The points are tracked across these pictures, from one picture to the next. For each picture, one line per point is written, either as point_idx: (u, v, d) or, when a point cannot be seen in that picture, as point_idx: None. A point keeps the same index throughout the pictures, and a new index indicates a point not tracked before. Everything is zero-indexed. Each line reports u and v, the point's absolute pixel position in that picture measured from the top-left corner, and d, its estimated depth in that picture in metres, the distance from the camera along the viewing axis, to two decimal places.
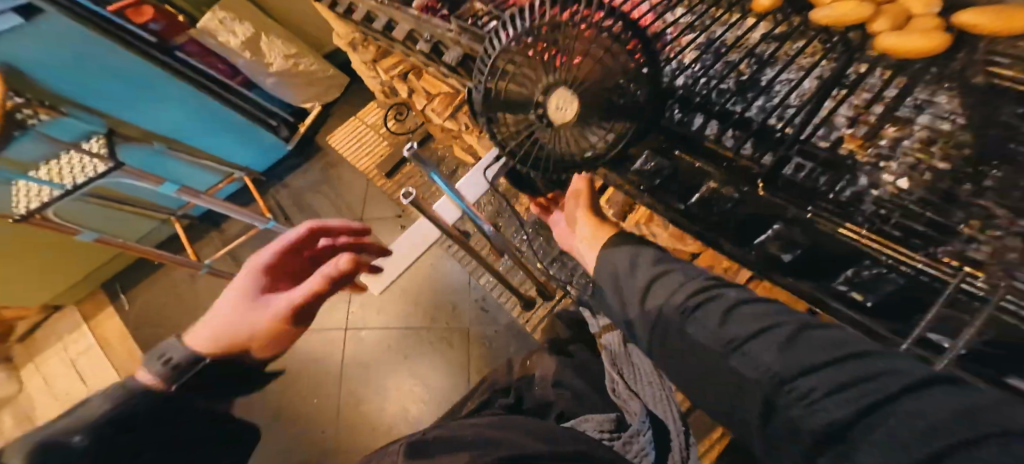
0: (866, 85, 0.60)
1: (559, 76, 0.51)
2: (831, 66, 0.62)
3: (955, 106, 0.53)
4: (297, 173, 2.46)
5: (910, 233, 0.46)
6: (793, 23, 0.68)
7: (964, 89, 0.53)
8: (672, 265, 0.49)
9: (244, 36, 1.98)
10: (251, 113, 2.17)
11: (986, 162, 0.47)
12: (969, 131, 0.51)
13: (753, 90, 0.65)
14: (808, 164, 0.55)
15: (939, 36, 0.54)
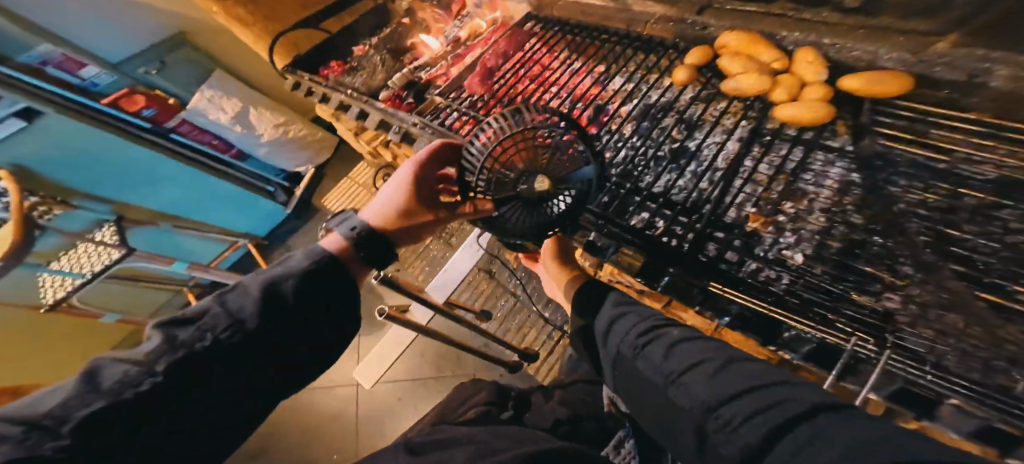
0: (773, 156, 0.87)
1: (534, 168, 0.62)
2: (745, 129, 0.92)
3: (829, 193, 0.78)
4: (298, 235, 2.62)
5: (806, 300, 0.64)
6: (710, 95, 0.99)
7: (844, 170, 0.79)
8: (629, 306, 0.55)
9: (232, 112, 2.09)
10: (249, 184, 2.30)
11: (845, 243, 0.71)
12: (834, 212, 0.75)
13: (685, 156, 0.94)
14: (724, 237, 0.79)
15: (817, 111, 0.81)
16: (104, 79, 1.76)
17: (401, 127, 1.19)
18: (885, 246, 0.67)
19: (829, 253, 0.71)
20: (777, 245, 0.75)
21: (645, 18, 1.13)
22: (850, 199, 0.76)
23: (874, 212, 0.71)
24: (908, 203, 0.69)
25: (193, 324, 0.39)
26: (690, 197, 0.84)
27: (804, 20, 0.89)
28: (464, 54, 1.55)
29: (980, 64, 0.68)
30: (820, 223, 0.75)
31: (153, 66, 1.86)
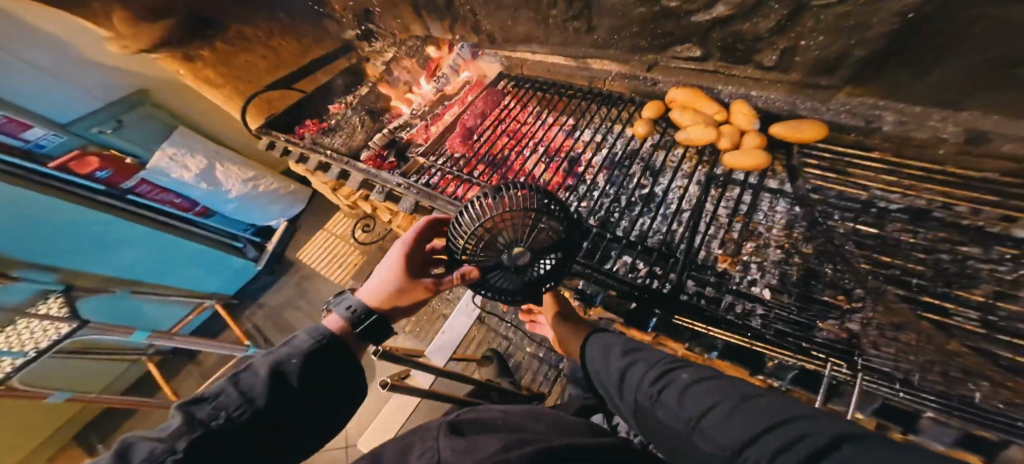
0: (730, 201, 1.02)
1: (514, 236, 0.71)
2: (703, 173, 1.09)
3: (785, 230, 0.93)
4: (271, 291, 2.50)
5: (786, 334, 0.76)
6: (666, 146, 1.18)
7: (792, 209, 0.94)
8: (637, 353, 0.55)
9: (197, 168, 2.04)
10: (217, 240, 2.22)
11: (792, 264, 0.87)
12: (790, 246, 0.89)
13: (655, 199, 1.11)
14: (704, 279, 0.90)
15: (758, 159, 0.97)
16: (51, 140, 1.59)
17: (385, 187, 1.37)
18: (837, 273, 0.82)
19: (791, 282, 0.85)
20: (748, 281, 0.88)
21: (604, 75, 1.33)
22: (799, 232, 0.91)
23: (820, 245, 0.87)
24: (844, 232, 0.86)
25: (210, 402, 0.43)
26: (663, 242, 0.99)
27: (733, 76, 1.06)
28: (442, 113, 1.71)
29: (872, 111, 0.89)
30: (778, 255, 0.90)
31: (108, 125, 1.78)
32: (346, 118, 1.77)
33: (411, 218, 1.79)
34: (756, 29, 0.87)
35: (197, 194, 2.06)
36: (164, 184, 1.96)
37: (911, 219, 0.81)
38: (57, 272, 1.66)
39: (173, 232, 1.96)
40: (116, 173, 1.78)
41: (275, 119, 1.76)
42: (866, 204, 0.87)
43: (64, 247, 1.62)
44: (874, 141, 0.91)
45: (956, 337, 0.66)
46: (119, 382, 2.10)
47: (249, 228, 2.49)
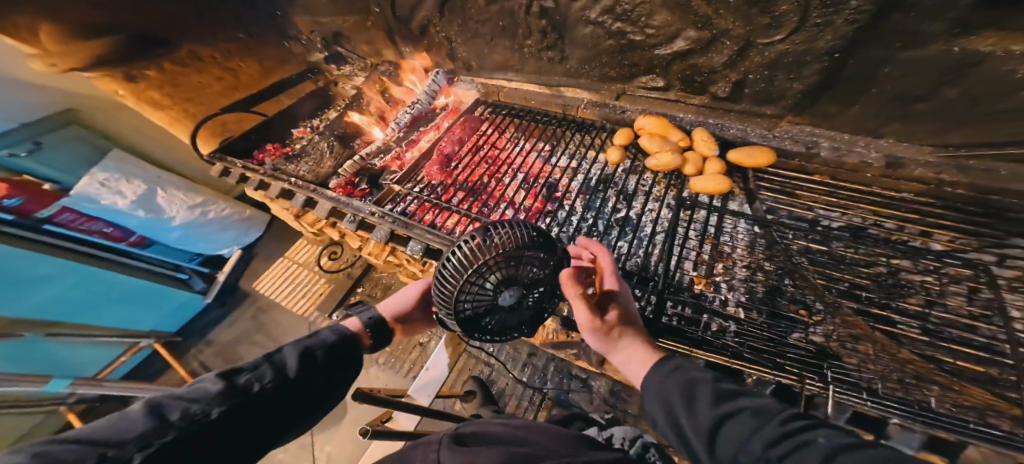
0: (697, 224, 1.07)
1: (505, 277, 0.72)
2: (673, 197, 1.15)
3: (747, 251, 0.98)
4: (221, 327, 2.25)
5: (762, 353, 0.79)
6: (637, 171, 1.26)
7: (753, 228, 1.01)
8: (736, 401, 0.43)
9: (133, 194, 1.83)
10: (153, 273, 1.98)
11: (757, 281, 0.93)
12: (753, 266, 0.95)
13: (629, 223, 1.15)
14: (680, 301, 0.93)
15: (722, 184, 1.05)
16: None
17: (357, 215, 1.34)
18: (795, 287, 0.89)
19: (758, 299, 0.90)
20: (723, 300, 0.92)
21: (576, 103, 1.42)
22: (760, 250, 0.98)
23: (783, 263, 0.93)
24: (799, 249, 0.94)
25: (241, 375, 0.45)
26: (641, 265, 1.02)
27: (692, 105, 1.17)
28: (418, 139, 1.72)
29: (810, 138, 1.01)
30: (744, 273, 0.95)
31: (23, 147, 1.52)
32: (312, 143, 1.71)
33: (384, 245, 1.72)
34: (711, 63, 0.97)
35: (134, 222, 1.85)
36: (91, 212, 1.71)
37: (852, 237, 0.91)
38: None
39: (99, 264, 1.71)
40: (30, 201, 1.51)
41: (230, 144, 1.65)
42: (813, 222, 0.96)
43: None
44: (814, 166, 1.02)
45: (907, 344, 0.73)
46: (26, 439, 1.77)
47: (195, 257, 2.25)
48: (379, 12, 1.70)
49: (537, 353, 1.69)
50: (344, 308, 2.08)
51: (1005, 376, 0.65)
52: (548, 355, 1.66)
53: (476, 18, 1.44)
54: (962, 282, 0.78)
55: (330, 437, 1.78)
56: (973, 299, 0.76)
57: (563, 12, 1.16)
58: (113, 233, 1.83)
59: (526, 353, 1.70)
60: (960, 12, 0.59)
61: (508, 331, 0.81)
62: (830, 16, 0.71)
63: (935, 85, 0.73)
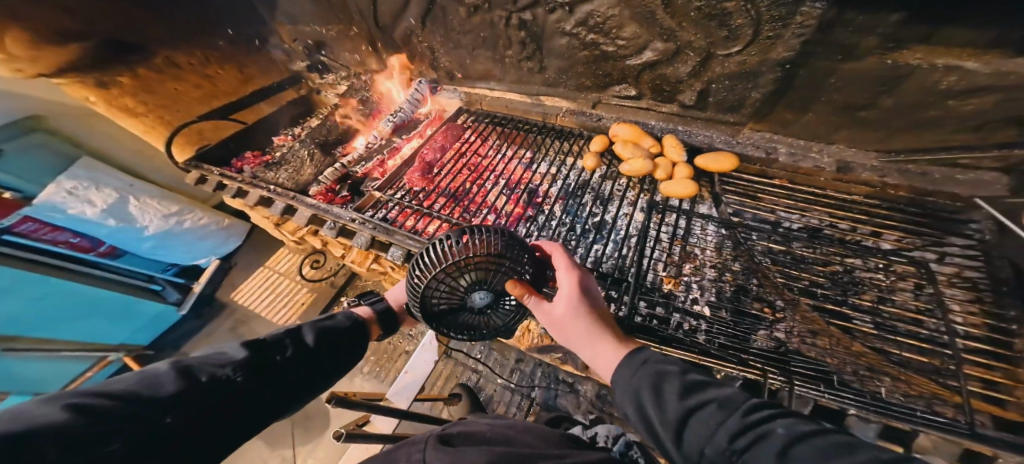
0: (670, 225, 1.11)
1: (477, 282, 0.78)
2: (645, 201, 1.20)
3: (713, 251, 1.03)
4: (197, 339, 2.16)
5: (725, 349, 0.83)
6: (613, 177, 1.30)
7: (721, 229, 1.05)
8: (703, 393, 0.43)
9: (104, 204, 1.79)
10: (124, 283, 1.90)
11: (724, 280, 0.97)
12: (721, 265, 0.99)
13: (604, 227, 1.18)
14: (651, 301, 0.96)
15: (689, 187, 1.10)
16: None
17: (338, 222, 1.34)
18: (759, 286, 0.93)
19: (725, 298, 0.94)
20: (692, 300, 0.95)
21: (555, 112, 1.46)
22: (727, 251, 1.01)
23: (748, 263, 0.97)
24: (763, 249, 0.98)
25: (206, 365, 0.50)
26: (615, 267, 1.05)
27: (664, 113, 1.22)
28: (400, 146, 1.72)
29: (769, 144, 1.07)
30: (713, 274, 0.98)
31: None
32: (293, 151, 1.70)
33: (367, 252, 1.71)
34: (677, 73, 1.02)
35: (103, 232, 1.79)
36: (58, 222, 1.64)
37: (810, 238, 0.96)
38: None
39: (67, 276, 1.63)
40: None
41: (207, 152, 1.63)
42: (776, 224, 1.01)
43: None
44: (773, 170, 1.08)
45: (860, 337, 0.79)
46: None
47: (169, 268, 2.18)
48: (362, 22, 1.71)
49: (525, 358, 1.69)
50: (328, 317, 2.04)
51: (947, 366, 0.71)
52: (536, 360, 1.66)
53: (458, 28, 1.47)
54: (907, 278, 0.85)
55: (312, 451, 1.72)
56: (918, 294, 0.82)
57: (540, 24, 1.20)
58: (80, 243, 1.74)
59: (514, 358, 1.70)
60: (887, 29, 0.66)
61: (472, 328, 0.88)
62: (779, 30, 0.76)
63: (873, 95, 0.80)
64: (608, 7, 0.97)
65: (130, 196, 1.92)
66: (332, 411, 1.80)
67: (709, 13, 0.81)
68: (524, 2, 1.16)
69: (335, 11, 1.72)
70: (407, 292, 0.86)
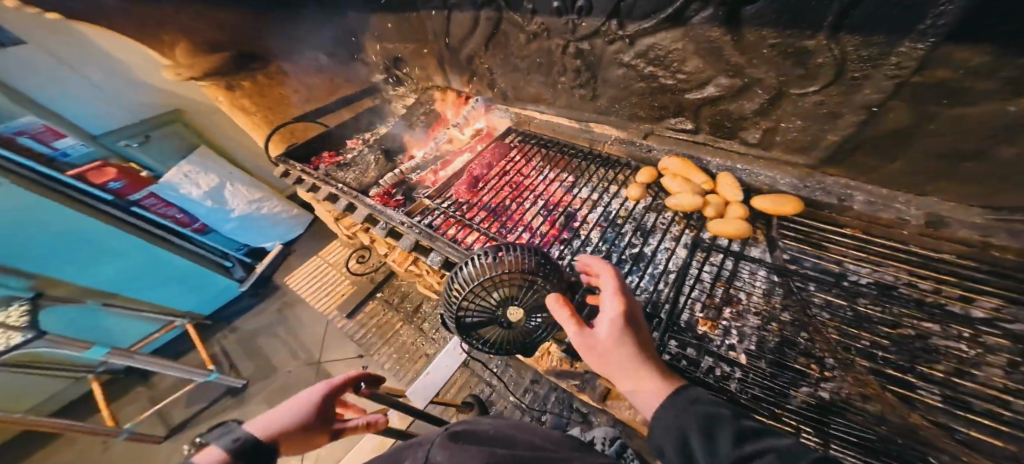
0: (712, 265, 1.08)
1: (510, 295, 0.87)
2: (691, 237, 1.16)
3: (755, 295, 0.98)
4: (248, 315, 2.54)
5: (763, 398, 0.80)
6: (657, 210, 1.27)
7: (771, 274, 0.99)
8: (761, 443, 0.39)
9: (206, 186, 2.23)
10: (205, 257, 2.30)
11: (767, 328, 0.91)
12: (770, 312, 0.93)
13: (643, 259, 1.16)
14: (682, 339, 0.94)
15: (741, 228, 1.03)
16: (77, 150, 1.78)
17: (389, 223, 1.45)
18: (811, 343, 0.85)
19: (767, 349, 0.88)
20: (728, 346, 0.91)
21: (604, 139, 1.47)
22: (776, 299, 0.95)
23: (800, 321, 0.88)
24: (820, 303, 0.90)
25: None
26: (649, 301, 1.02)
27: (721, 149, 1.16)
28: (451, 160, 1.81)
29: (845, 190, 0.96)
30: (757, 321, 0.93)
31: (135, 140, 1.99)
32: (361, 154, 1.86)
33: (407, 254, 1.81)
34: (741, 110, 0.97)
35: (201, 210, 2.24)
36: (170, 199, 2.13)
37: (879, 295, 0.86)
38: (31, 279, 1.68)
39: (166, 245, 2.08)
40: (128, 185, 1.95)
41: (294, 150, 1.86)
42: (839, 277, 0.92)
43: (42, 257, 1.68)
44: (844, 218, 0.99)
45: (918, 409, 0.69)
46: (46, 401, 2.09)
47: (242, 248, 2.59)
48: (433, 42, 1.85)
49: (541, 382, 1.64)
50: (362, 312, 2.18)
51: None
52: (552, 385, 1.60)
53: (517, 53, 1.55)
54: (999, 353, 0.71)
55: None
56: (1011, 373, 0.68)
57: (598, 53, 1.23)
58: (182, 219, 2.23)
59: (529, 379, 1.68)
60: (1014, 72, 0.53)
61: (499, 345, 0.92)
62: (868, 70, 0.69)
63: (984, 142, 0.66)
64: (672, 40, 0.97)
65: (227, 183, 2.32)
66: None
67: (785, 51, 0.77)
68: (584, 32, 1.20)
69: (410, 32, 1.88)
70: (444, 303, 0.96)
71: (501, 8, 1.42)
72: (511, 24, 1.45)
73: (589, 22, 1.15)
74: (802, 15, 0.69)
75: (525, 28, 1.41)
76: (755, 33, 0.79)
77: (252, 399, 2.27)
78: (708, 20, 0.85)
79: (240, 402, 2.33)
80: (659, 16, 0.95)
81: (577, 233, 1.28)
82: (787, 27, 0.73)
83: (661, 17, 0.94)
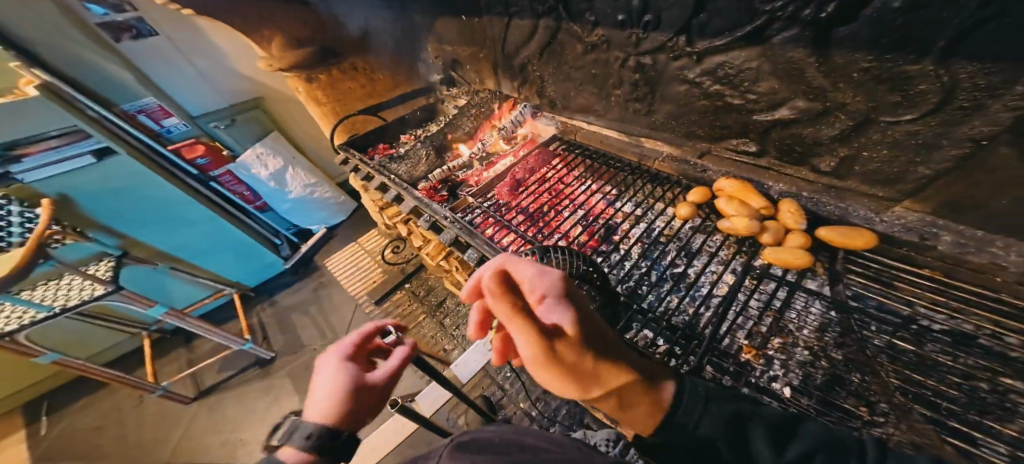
0: (760, 295, 1.05)
1: None
2: (743, 262, 1.12)
3: (808, 329, 0.95)
4: (288, 291, 2.99)
5: None
6: (706, 231, 1.24)
7: (831, 311, 0.95)
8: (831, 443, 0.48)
9: (271, 168, 2.92)
10: (260, 234, 2.98)
11: (816, 364, 0.89)
12: (825, 349, 0.90)
13: (683, 280, 1.16)
14: (718, 364, 0.94)
15: (799, 257, 1.01)
16: (177, 128, 2.57)
17: (433, 217, 1.52)
18: (863, 383, 0.81)
19: (814, 385, 0.85)
20: (772, 378, 0.90)
21: (654, 155, 1.46)
22: (830, 337, 0.92)
23: (859, 362, 0.84)
24: (880, 345, 0.86)
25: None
26: (687, 324, 1.04)
27: (788, 175, 1.13)
28: (495, 162, 1.96)
29: (929, 229, 0.88)
30: (804, 355, 0.91)
31: (223, 122, 2.76)
32: (415, 148, 2.02)
33: (444, 248, 1.86)
34: (818, 135, 0.94)
35: (265, 188, 2.93)
36: (243, 176, 2.81)
37: (953, 342, 0.81)
38: (120, 238, 2.28)
39: (232, 220, 2.71)
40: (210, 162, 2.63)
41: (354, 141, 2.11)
42: (907, 320, 0.87)
43: (140, 219, 2.30)
44: (924, 257, 0.91)
45: None
46: (109, 351, 2.49)
47: (291, 228, 3.30)
48: (490, 48, 1.93)
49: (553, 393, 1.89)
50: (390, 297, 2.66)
51: None
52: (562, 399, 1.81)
53: (571, 64, 1.57)
54: None
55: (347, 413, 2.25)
56: None
57: (660, 69, 1.21)
58: (248, 196, 2.92)
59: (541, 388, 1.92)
60: None
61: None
62: (982, 99, 0.63)
63: None
64: (745, 59, 0.94)
65: (288, 168, 3.03)
66: None
67: (881, 76, 0.74)
68: (648, 46, 1.19)
69: (470, 35, 1.96)
70: None
71: (561, 17, 1.45)
72: (570, 34, 1.47)
73: (656, 36, 1.14)
74: (907, 38, 0.65)
75: (583, 39, 1.43)
76: (846, 57, 0.76)
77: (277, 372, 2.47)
78: (793, 41, 0.82)
79: (267, 373, 2.48)
80: (735, 34, 0.92)
81: (616, 246, 1.30)
82: (886, 51, 0.70)
83: (737, 35, 0.91)
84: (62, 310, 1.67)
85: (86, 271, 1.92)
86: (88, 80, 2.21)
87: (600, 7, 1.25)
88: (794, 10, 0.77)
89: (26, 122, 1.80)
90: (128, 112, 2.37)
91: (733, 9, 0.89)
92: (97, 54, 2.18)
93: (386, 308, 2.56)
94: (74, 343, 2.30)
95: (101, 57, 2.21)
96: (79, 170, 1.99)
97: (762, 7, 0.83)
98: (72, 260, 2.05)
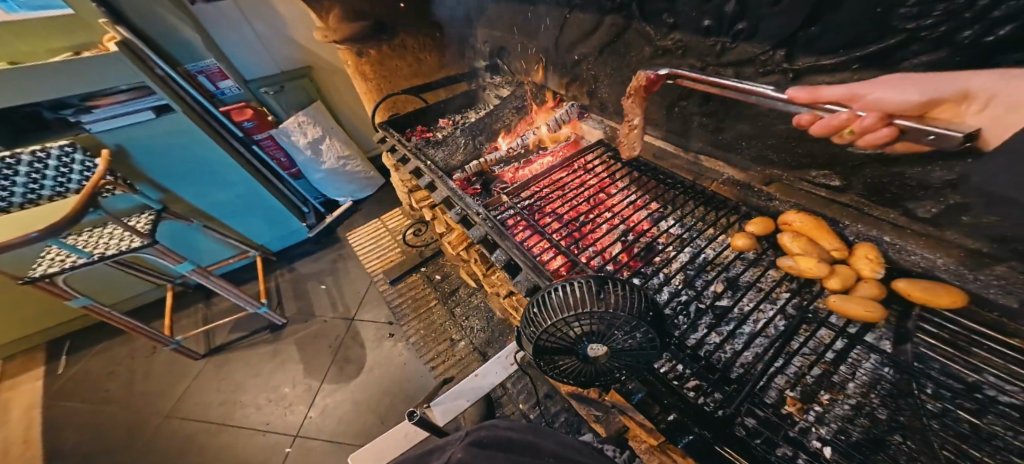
0: (809, 347, 1.00)
1: (590, 338, 0.74)
2: (800, 301, 1.06)
3: (870, 395, 0.88)
4: (306, 260, 3.14)
5: None
6: (764, 266, 1.17)
7: (898, 372, 0.88)
8: None
9: (310, 137, 3.10)
10: (290, 200, 3.19)
11: (857, 422, 0.85)
12: (881, 411, 0.85)
13: (726, 316, 1.11)
14: (754, 421, 0.89)
15: (872, 310, 0.91)
16: (229, 91, 2.74)
17: (464, 210, 1.54)
18: (906, 447, 0.77)
19: (853, 445, 0.82)
20: (810, 433, 0.86)
21: (713, 176, 1.35)
22: (878, 394, 0.88)
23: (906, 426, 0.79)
24: (933, 411, 0.79)
25: None
26: (728, 365, 0.99)
27: (868, 216, 1.03)
28: (534, 160, 1.91)
29: None
30: (846, 410, 0.88)
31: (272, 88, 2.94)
32: (454, 137, 2.03)
33: (468, 240, 2.09)
34: (927, 177, 0.83)
35: (300, 157, 3.13)
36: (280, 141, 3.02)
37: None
38: (159, 191, 2.48)
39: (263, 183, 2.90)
40: (256, 126, 2.86)
41: (394, 121, 2.21)
42: (972, 387, 0.79)
43: (177, 175, 2.48)
44: (1017, 325, 0.81)
45: None
46: (136, 299, 2.68)
47: (318, 198, 3.55)
48: (542, 40, 1.86)
49: (553, 398, 2.01)
50: (405, 277, 2.81)
51: None
52: (563, 405, 1.96)
53: (634, 67, 1.48)
54: None
55: (343, 387, 2.27)
56: None
57: (742, 83, 1.11)
58: (285, 163, 3.20)
59: (542, 392, 2.05)
60: None
61: (571, 374, 0.82)
62: None
63: None
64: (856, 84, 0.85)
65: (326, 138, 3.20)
66: (367, 355, 2.41)
67: None
68: (731, 58, 1.09)
69: (523, 24, 1.90)
70: (518, 329, 0.85)
71: (632, 16, 1.34)
72: (638, 35, 1.37)
73: (745, 47, 1.04)
74: None
75: (654, 42, 1.32)
76: None
77: (288, 335, 2.61)
78: (930, 68, 0.72)
79: (277, 338, 2.59)
80: (853, 53, 0.82)
81: (657, 268, 1.24)
82: None
83: (856, 55, 0.81)
84: (101, 258, 1.91)
85: (128, 222, 2.15)
86: (165, 43, 2.34)
87: (682, 8, 1.14)
88: (945, 31, 0.66)
89: (101, 77, 1.99)
90: (190, 72, 2.50)
91: (860, 24, 0.77)
92: (173, 16, 2.26)
93: (399, 289, 2.76)
94: (112, 284, 2.50)
95: (175, 19, 2.28)
96: (138, 124, 2.18)
97: (900, 24, 0.72)
98: (120, 209, 2.31)
